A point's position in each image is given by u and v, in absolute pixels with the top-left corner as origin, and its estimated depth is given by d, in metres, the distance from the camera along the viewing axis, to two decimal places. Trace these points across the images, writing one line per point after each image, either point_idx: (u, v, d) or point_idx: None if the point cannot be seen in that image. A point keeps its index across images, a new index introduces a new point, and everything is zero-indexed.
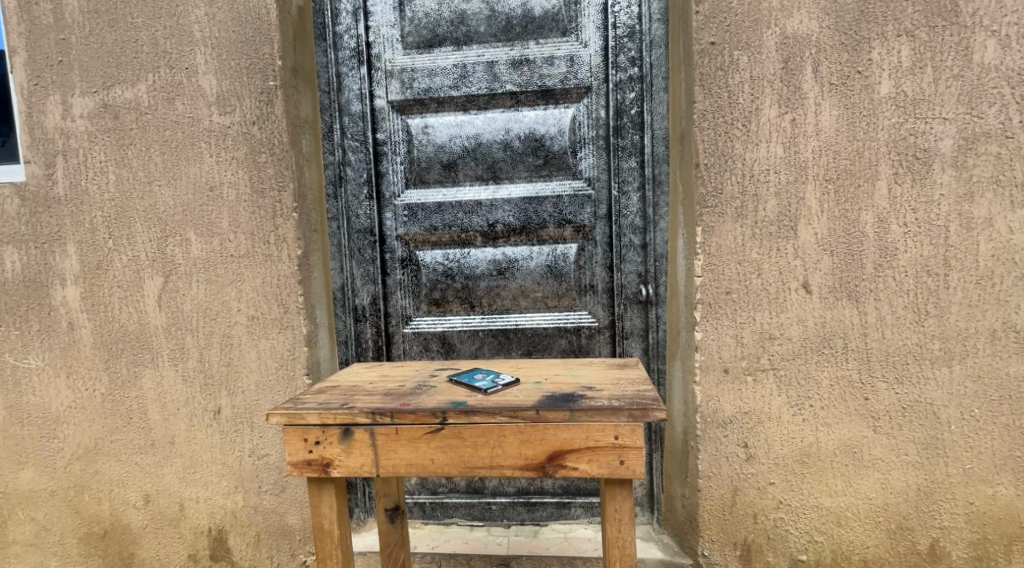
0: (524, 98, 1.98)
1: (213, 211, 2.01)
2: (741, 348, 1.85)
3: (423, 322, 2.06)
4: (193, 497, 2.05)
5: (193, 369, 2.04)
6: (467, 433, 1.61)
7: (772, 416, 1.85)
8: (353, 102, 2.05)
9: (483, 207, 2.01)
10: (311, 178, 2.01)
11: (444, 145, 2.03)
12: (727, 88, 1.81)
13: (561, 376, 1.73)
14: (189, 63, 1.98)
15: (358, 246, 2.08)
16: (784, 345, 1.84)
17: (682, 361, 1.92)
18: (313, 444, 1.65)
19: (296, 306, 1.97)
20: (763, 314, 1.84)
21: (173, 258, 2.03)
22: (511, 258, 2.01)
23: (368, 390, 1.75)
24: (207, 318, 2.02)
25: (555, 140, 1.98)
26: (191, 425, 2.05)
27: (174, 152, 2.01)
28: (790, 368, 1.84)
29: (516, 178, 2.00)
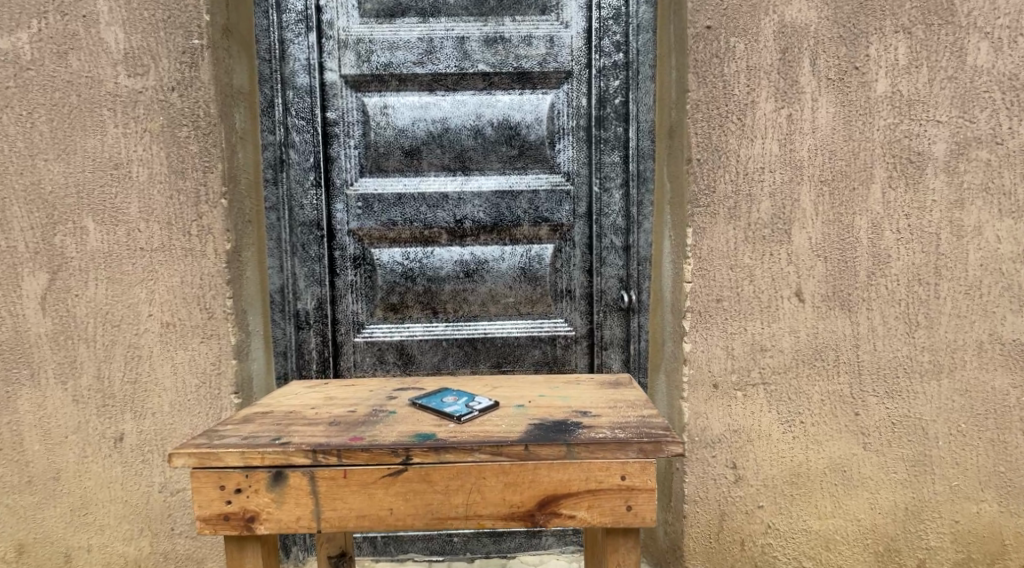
0: (497, 80, 1.79)
1: (118, 194, 1.65)
2: (731, 361, 1.71)
3: (378, 331, 1.81)
4: (84, 545, 1.68)
5: (86, 388, 1.67)
6: (436, 475, 1.29)
7: (761, 435, 1.72)
8: (299, 74, 1.77)
9: (450, 200, 1.79)
10: (244, 159, 1.71)
11: (405, 129, 1.79)
12: (722, 78, 1.67)
13: (548, 399, 1.45)
14: (88, 10, 1.63)
15: (301, 241, 1.79)
16: (776, 357, 1.71)
17: (668, 376, 1.76)
18: (234, 493, 1.30)
19: (222, 310, 1.66)
20: (754, 324, 1.71)
21: (63, 252, 1.65)
22: (480, 259, 1.81)
23: (306, 420, 1.44)
24: (108, 324, 1.66)
25: (532, 128, 1.80)
26: (83, 457, 1.68)
27: (66, 120, 1.64)
28: (781, 383, 1.72)
29: (487, 170, 1.80)
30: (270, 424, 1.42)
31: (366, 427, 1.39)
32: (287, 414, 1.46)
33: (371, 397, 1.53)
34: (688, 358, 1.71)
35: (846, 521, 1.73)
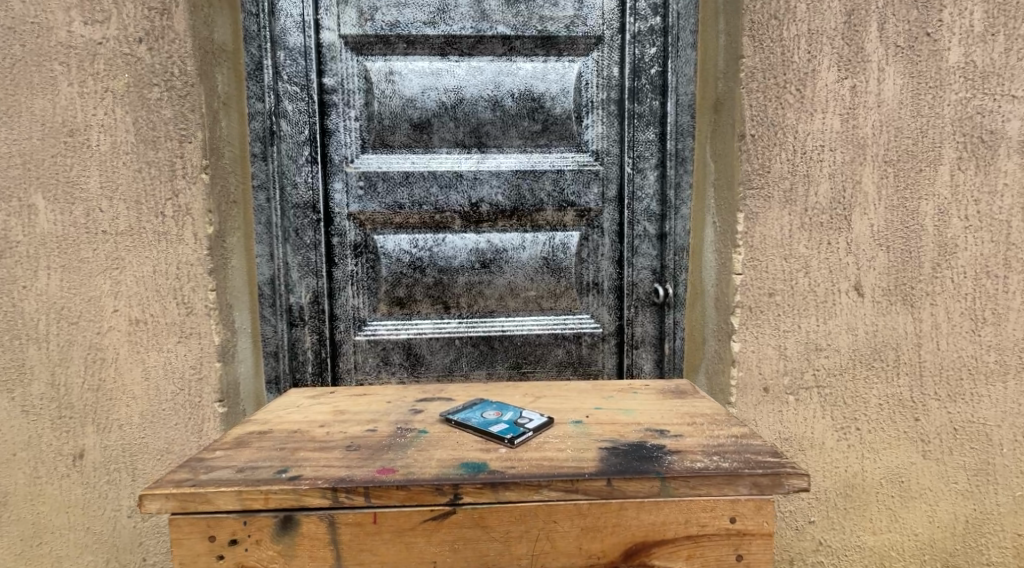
0: (519, 45, 1.56)
1: (74, 165, 1.39)
2: (784, 362, 1.52)
3: (381, 329, 1.57)
4: None
5: (39, 397, 1.41)
6: (493, 519, 1.15)
7: (814, 444, 1.55)
8: (291, 32, 1.50)
9: (465, 180, 1.56)
10: (230, 130, 1.46)
11: (414, 98, 1.54)
12: (780, 42, 1.46)
13: (610, 414, 1.35)
14: None
15: (294, 226, 1.53)
16: (831, 358, 1.53)
17: (709, 378, 1.57)
18: (228, 545, 1.08)
19: (204, 305, 1.42)
20: (810, 320, 1.52)
21: (7, 234, 1.38)
22: (498, 248, 1.58)
23: (318, 443, 1.20)
24: (64, 322, 1.40)
25: (558, 101, 1.57)
26: (36, 478, 1.42)
27: (8, 74, 1.37)
28: (836, 385, 1.54)
29: (507, 147, 1.57)
30: (271, 450, 1.18)
31: (396, 453, 1.19)
32: (291, 435, 1.22)
33: (393, 410, 1.32)
34: (736, 359, 1.51)
35: (907, 540, 1.56)
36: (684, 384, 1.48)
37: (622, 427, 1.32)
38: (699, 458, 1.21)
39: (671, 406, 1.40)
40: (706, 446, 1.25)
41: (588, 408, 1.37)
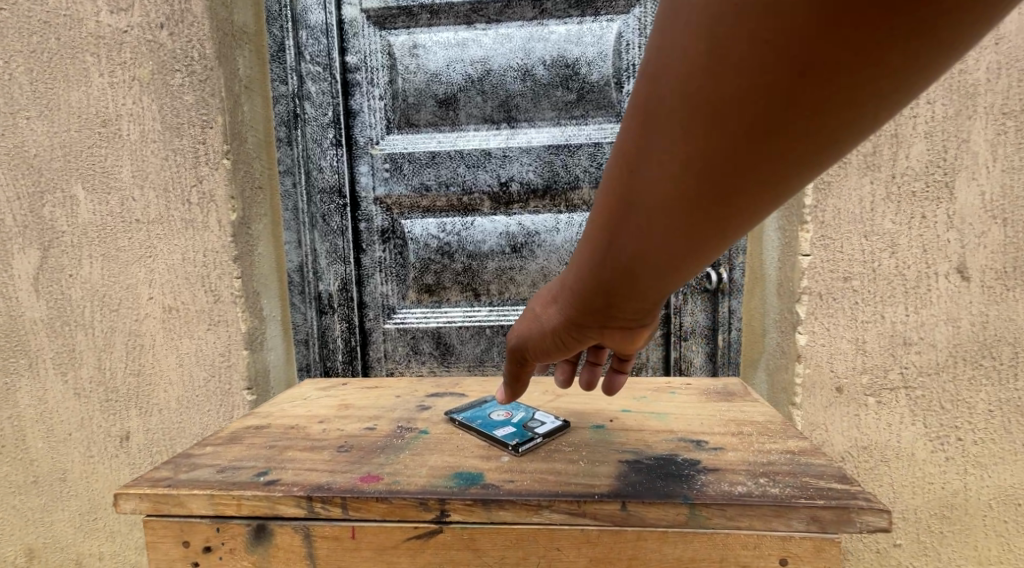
0: (550, 7, 1.62)
1: (108, 157, 1.53)
2: (861, 360, 1.44)
3: (409, 317, 1.72)
4: (94, 552, 1.61)
5: (88, 380, 1.58)
6: (486, 542, 1.06)
7: (903, 454, 1.44)
8: (312, 10, 1.65)
9: (494, 158, 1.65)
10: (252, 113, 1.59)
11: (438, 72, 1.65)
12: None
13: (643, 418, 1.30)
14: None
15: (320, 212, 1.69)
16: (925, 354, 1.42)
17: (771, 374, 1.54)
18: (202, 551, 1.07)
19: (230, 292, 1.55)
20: (896, 308, 1.42)
21: (53, 226, 1.55)
22: (527, 230, 1.67)
23: (309, 442, 1.18)
24: (106, 309, 1.56)
25: (593, 66, 1.62)
26: (89, 457, 1.60)
27: (46, 68, 1.52)
28: (930, 386, 1.42)
29: (538, 121, 1.65)
30: (263, 445, 1.18)
31: (386, 457, 1.14)
32: (285, 431, 1.21)
33: (399, 407, 1.30)
34: (801, 354, 1.45)
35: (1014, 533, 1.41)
36: (736, 386, 1.44)
37: (649, 436, 1.24)
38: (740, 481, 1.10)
39: (712, 413, 1.33)
40: (751, 465, 1.14)
41: (615, 411, 1.32)
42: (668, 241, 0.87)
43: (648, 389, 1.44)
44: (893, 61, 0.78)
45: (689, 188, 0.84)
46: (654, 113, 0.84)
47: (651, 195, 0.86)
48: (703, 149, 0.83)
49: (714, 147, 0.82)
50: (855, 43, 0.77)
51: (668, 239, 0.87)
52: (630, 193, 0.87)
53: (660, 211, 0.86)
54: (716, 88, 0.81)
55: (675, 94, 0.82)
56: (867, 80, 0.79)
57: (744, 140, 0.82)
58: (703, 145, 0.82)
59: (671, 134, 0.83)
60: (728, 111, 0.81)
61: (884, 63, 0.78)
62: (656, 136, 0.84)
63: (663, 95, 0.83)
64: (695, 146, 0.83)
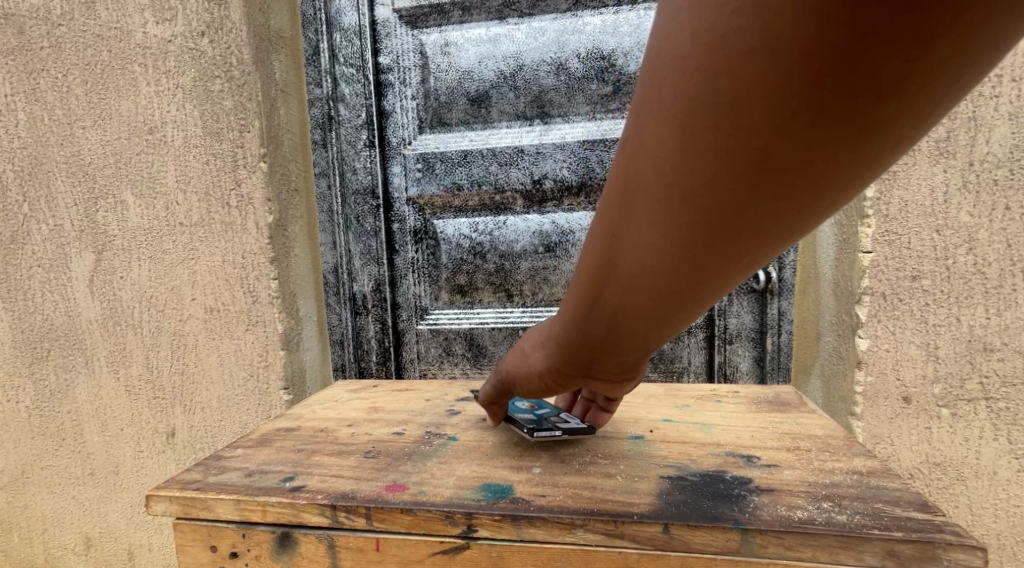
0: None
1: (155, 161, 1.56)
2: (933, 368, 1.35)
3: (442, 317, 1.81)
4: (145, 543, 1.62)
5: (138, 377, 1.59)
6: (516, 560, 1.00)
7: (983, 473, 1.34)
8: (346, 13, 1.75)
9: (528, 155, 1.73)
10: (286, 116, 1.63)
11: (471, 69, 1.74)
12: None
13: (685, 431, 1.26)
14: None
15: (355, 214, 1.80)
16: (1009, 362, 1.32)
17: (827, 382, 1.49)
18: (229, 556, 1.05)
19: (267, 294, 1.55)
20: (975, 310, 1.33)
21: (106, 229, 1.58)
22: (560, 228, 1.74)
23: (336, 446, 1.16)
24: (153, 309, 1.58)
25: (628, 57, 1.67)
26: (139, 453, 1.61)
27: (100, 80, 1.55)
28: (1015, 398, 1.33)
29: (571, 115, 1.71)
30: (292, 448, 1.16)
31: (413, 466, 1.10)
32: (314, 434, 1.20)
33: (430, 412, 1.34)
34: (863, 360, 1.37)
35: None
36: (788, 396, 1.38)
37: (694, 449, 1.20)
38: (800, 506, 1.02)
39: (761, 427, 1.26)
40: (812, 488, 1.06)
41: (654, 422, 1.29)
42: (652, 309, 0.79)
43: (690, 398, 1.39)
44: (903, 108, 0.66)
45: (673, 264, 0.75)
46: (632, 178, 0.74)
47: (631, 269, 0.77)
48: (683, 225, 0.73)
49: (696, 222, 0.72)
50: (858, 94, 0.65)
51: (651, 308, 0.79)
52: (608, 260, 0.78)
53: (641, 286, 0.78)
54: (693, 157, 0.70)
55: (650, 161, 0.72)
56: (872, 134, 0.67)
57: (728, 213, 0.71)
58: (684, 219, 0.72)
59: (648, 206, 0.74)
60: (710, 183, 0.70)
61: (889, 112, 0.66)
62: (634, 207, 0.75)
63: (638, 160, 0.73)
64: (676, 221, 0.73)
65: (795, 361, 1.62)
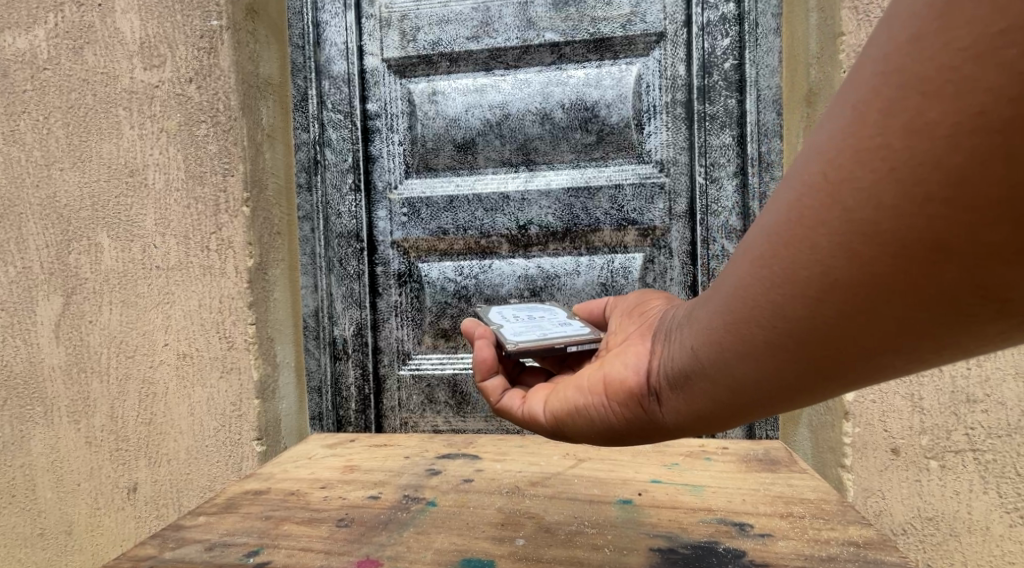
0: (569, 51, 1.67)
1: (134, 204, 1.51)
2: (919, 419, 1.32)
3: (425, 362, 1.75)
4: None
5: (101, 429, 1.52)
6: None
7: (976, 528, 1.31)
8: (335, 61, 1.73)
9: (513, 202, 1.70)
10: (273, 161, 1.60)
11: (457, 117, 1.71)
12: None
13: (672, 489, 1.21)
14: None
15: (337, 256, 1.74)
16: (993, 414, 1.30)
17: (816, 432, 1.44)
18: None
19: (243, 340, 1.50)
20: (956, 360, 1.31)
21: (77, 272, 1.51)
22: (546, 273, 1.69)
23: (306, 514, 1.12)
24: (121, 355, 1.51)
25: (613, 108, 1.66)
26: (98, 508, 1.53)
27: (82, 122, 1.51)
28: (1002, 450, 1.30)
29: (557, 163, 1.69)
30: (259, 515, 1.12)
31: (388, 537, 1.07)
32: (284, 498, 1.16)
33: (408, 472, 1.28)
34: (850, 411, 1.34)
35: None
36: (779, 453, 1.32)
37: (683, 515, 1.14)
38: None
39: (752, 489, 1.21)
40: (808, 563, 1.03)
41: (643, 482, 1.23)
42: (754, 313, 0.83)
43: (679, 455, 1.33)
44: None
45: (798, 268, 0.80)
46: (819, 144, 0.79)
47: (768, 248, 0.82)
48: (830, 233, 0.78)
49: (841, 243, 0.78)
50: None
51: (751, 313, 0.83)
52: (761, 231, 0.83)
53: (765, 276, 0.82)
54: (880, 173, 0.75)
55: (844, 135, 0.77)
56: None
57: (861, 260, 0.77)
58: (830, 226, 0.78)
59: (817, 189, 0.79)
60: (871, 211, 0.76)
61: None
62: (805, 177, 0.80)
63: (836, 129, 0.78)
64: (821, 222, 0.78)
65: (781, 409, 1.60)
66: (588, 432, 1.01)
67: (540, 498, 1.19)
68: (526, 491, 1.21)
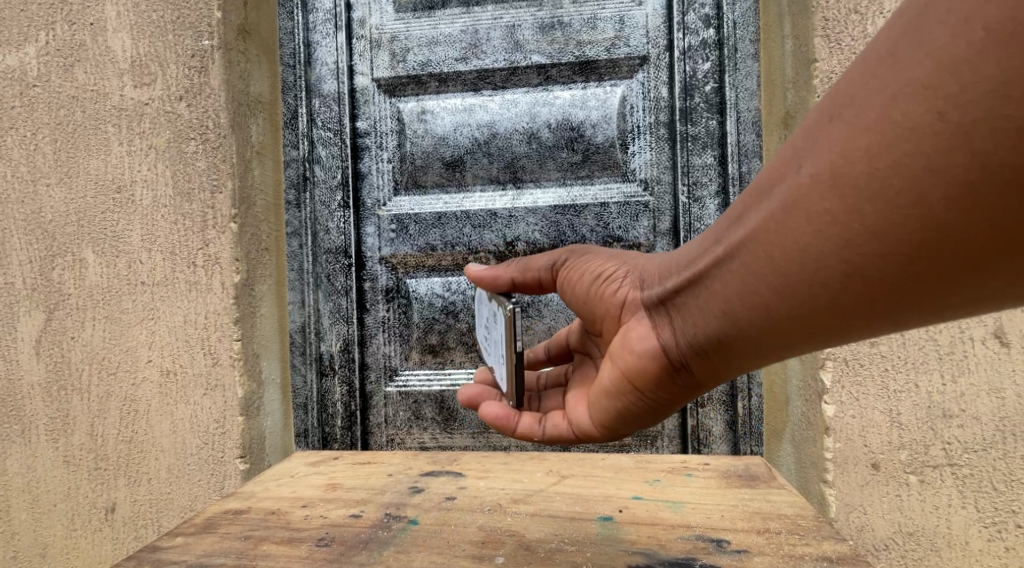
0: (555, 73, 1.69)
1: (121, 221, 1.51)
2: (897, 434, 1.34)
3: (412, 378, 1.75)
4: None
5: (81, 447, 1.52)
6: None
7: (955, 543, 1.32)
8: (325, 80, 1.74)
9: (500, 219, 1.71)
10: (262, 177, 1.61)
11: (446, 136, 1.72)
12: (864, 39, 1.34)
13: (654, 506, 1.22)
14: (96, 16, 1.51)
15: (325, 272, 1.75)
16: (968, 428, 1.32)
17: (798, 448, 1.45)
18: None
19: (229, 356, 1.50)
20: (932, 376, 1.33)
21: (60, 288, 1.52)
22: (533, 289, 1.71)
23: (286, 534, 1.14)
24: (104, 372, 1.51)
25: (599, 128, 1.68)
26: (77, 527, 1.52)
27: (70, 139, 1.52)
28: (979, 464, 1.32)
29: (544, 182, 1.70)
30: (239, 536, 1.14)
31: (367, 556, 1.10)
32: (264, 518, 1.18)
33: (391, 489, 1.28)
34: (830, 427, 1.35)
35: None
36: (758, 469, 1.33)
37: (663, 532, 1.15)
38: None
39: (732, 505, 1.22)
40: None
41: (624, 499, 1.24)
42: (784, 266, 0.88)
43: (660, 471, 1.34)
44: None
45: (826, 219, 0.85)
46: (848, 96, 0.84)
47: (794, 200, 0.86)
48: (861, 184, 0.82)
49: (870, 196, 0.82)
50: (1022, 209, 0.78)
51: (780, 266, 0.89)
52: (785, 184, 0.88)
53: (796, 228, 0.87)
54: (905, 128, 0.80)
55: (875, 88, 0.82)
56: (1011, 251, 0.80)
57: (888, 213, 0.82)
58: (859, 178, 0.82)
59: (845, 142, 0.83)
60: (899, 165, 0.81)
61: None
62: (834, 128, 0.84)
63: (864, 83, 0.82)
64: (849, 174, 0.83)
65: (765, 425, 1.60)
66: (625, 422, 1.07)
67: (522, 516, 1.20)
68: (508, 509, 1.22)
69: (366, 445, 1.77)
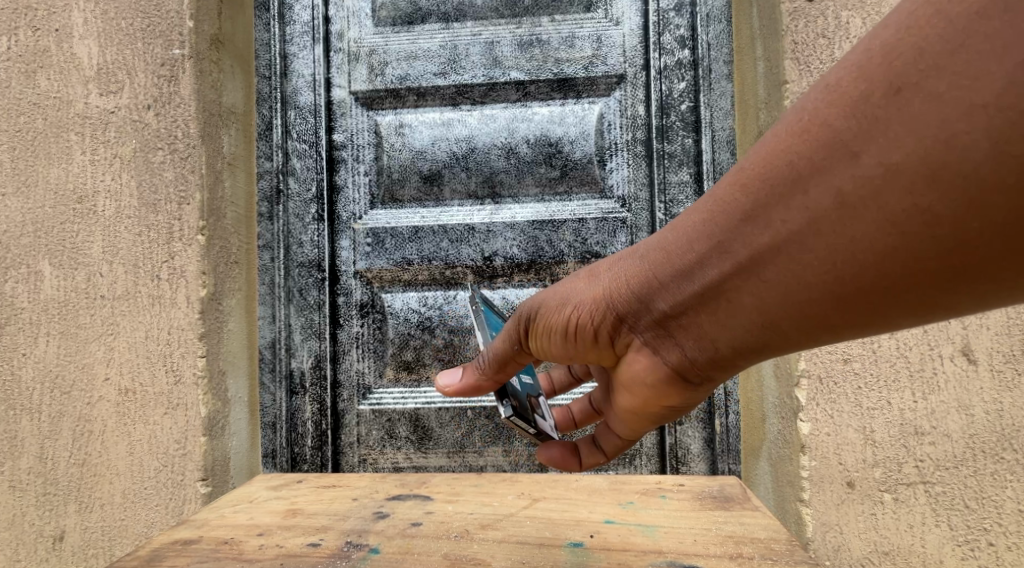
0: (534, 89, 1.67)
1: (81, 232, 1.46)
2: (871, 452, 1.31)
3: (387, 396, 1.70)
4: None
5: (31, 469, 1.46)
6: None
7: (931, 562, 1.29)
8: (302, 92, 1.70)
9: (478, 233, 1.67)
10: (233, 190, 1.56)
11: (424, 149, 1.69)
12: (833, 63, 1.33)
13: (625, 531, 1.18)
14: (62, 23, 1.47)
15: (298, 286, 1.70)
16: (940, 446, 1.29)
17: (775, 466, 1.41)
18: None
19: (193, 374, 1.45)
20: (903, 394, 1.30)
21: (13, 301, 1.46)
22: (511, 304, 1.67)
23: (239, 564, 1.11)
24: (58, 392, 1.45)
25: (577, 144, 1.65)
26: (23, 551, 1.46)
27: (29, 147, 1.47)
28: (951, 482, 1.29)
29: (522, 197, 1.67)
30: None
31: None
32: (217, 548, 1.14)
33: (355, 515, 1.23)
34: (807, 445, 1.32)
35: None
36: (733, 489, 1.29)
37: (635, 558, 1.12)
38: None
39: (706, 528, 1.18)
40: None
41: (596, 523, 1.20)
42: (833, 272, 0.80)
43: (634, 493, 1.29)
44: None
45: (903, 219, 0.76)
46: (923, 69, 0.74)
47: (861, 192, 0.77)
48: (943, 173, 0.74)
49: (948, 188, 0.74)
50: None
51: (835, 271, 0.80)
52: (840, 178, 0.78)
53: (860, 231, 0.78)
54: (975, 131, 0.72)
55: (975, 49, 0.72)
56: None
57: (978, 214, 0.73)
58: (947, 164, 0.74)
59: (935, 120, 0.73)
60: (996, 150, 0.72)
61: None
62: (908, 109, 0.75)
63: (962, 44, 0.72)
64: (939, 162, 0.74)
65: (744, 444, 1.56)
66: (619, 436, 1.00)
67: (489, 542, 1.15)
68: (476, 535, 1.17)
69: (337, 466, 1.71)
